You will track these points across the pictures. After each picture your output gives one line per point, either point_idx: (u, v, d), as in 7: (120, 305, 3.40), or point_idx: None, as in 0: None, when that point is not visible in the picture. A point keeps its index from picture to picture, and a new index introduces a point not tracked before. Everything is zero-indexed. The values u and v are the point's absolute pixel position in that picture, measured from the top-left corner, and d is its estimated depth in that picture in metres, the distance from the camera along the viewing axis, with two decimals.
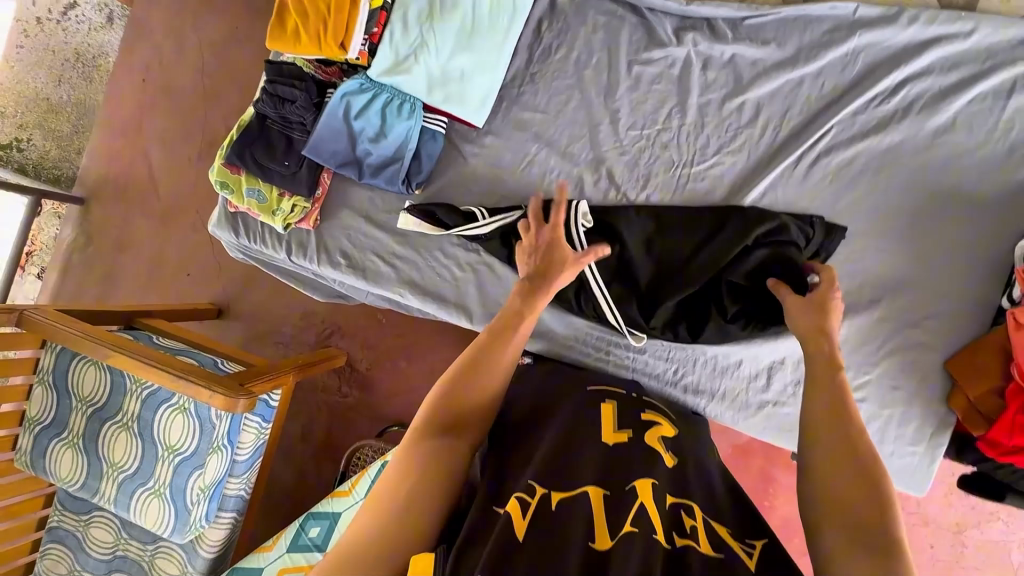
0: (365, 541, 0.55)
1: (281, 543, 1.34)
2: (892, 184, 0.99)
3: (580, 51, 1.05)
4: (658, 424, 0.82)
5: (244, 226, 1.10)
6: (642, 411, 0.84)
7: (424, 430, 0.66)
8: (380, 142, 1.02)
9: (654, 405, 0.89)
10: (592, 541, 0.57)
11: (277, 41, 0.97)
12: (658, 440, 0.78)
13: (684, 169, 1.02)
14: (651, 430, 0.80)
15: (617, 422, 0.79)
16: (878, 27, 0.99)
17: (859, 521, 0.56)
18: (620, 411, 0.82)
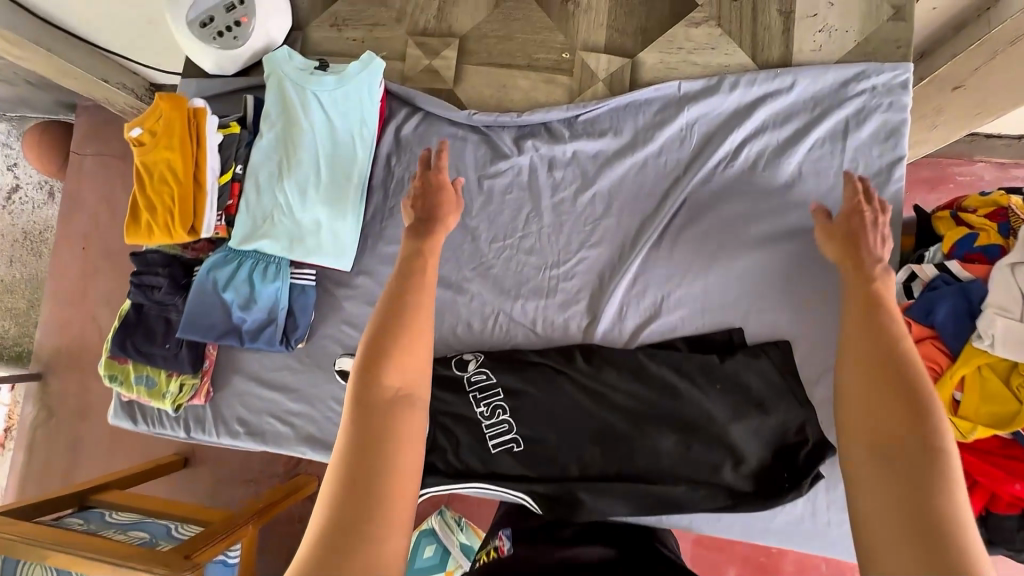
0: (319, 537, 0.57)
1: None
2: (757, 245, 0.98)
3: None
4: None
5: (140, 412, 1.09)
6: None
7: (373, 372, 0.66)
8: (251, 308, 1.03)
9: None
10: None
11: (134, 236, 1.00)
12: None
13: (550, 270, 1.03)
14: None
15: None
16: (703, 98, 1.01)
17: (873, 500, 0.56)
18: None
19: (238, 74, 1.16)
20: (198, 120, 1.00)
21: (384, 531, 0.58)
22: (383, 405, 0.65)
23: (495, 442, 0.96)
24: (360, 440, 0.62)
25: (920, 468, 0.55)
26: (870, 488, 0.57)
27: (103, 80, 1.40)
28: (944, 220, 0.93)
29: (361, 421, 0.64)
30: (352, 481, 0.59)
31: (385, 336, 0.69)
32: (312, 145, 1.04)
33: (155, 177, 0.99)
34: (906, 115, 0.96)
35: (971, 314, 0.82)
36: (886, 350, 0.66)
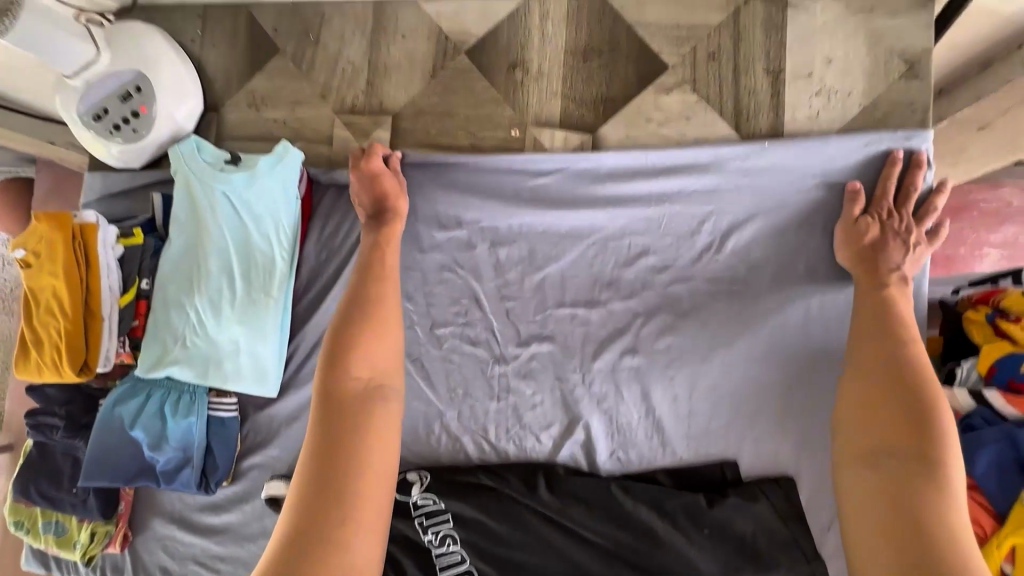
0: (282, 538, 0.57)
1: None
2: (751, 358, 0.81)
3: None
4: None
5: (53, 560, 0.96)
6: None
7: (337, 384, 0.68)
8: (162, 449, 0.89)
9: None
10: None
11: (24, 372, 0.87)
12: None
13: (496, 368, 0.87)
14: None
15: None
16: (679, 175, 0.84)
17: (868, 477, 0.62)
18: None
19: (146, 164, 1.01)
20: (85, 238, 0.86)
21: (351, 536, 0.59)
22: (356, 398, 0.68)
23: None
24: (327, 441, 0.64)
25: (905, 486, 0.58)
26: (861, 478, 0.63)
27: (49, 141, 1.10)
28: (980, 326, 0.75)
29: (325, 415, 0.67)
30: (319, 476, 0.61)
31: (357, 332, 0.73)
32: (224, 253, 0.89)
33: (42, 306, 0.85)
34: (927, 194, 0.79)
35: (1021, 469, 0.65)
36: (898, 370, 0.66)
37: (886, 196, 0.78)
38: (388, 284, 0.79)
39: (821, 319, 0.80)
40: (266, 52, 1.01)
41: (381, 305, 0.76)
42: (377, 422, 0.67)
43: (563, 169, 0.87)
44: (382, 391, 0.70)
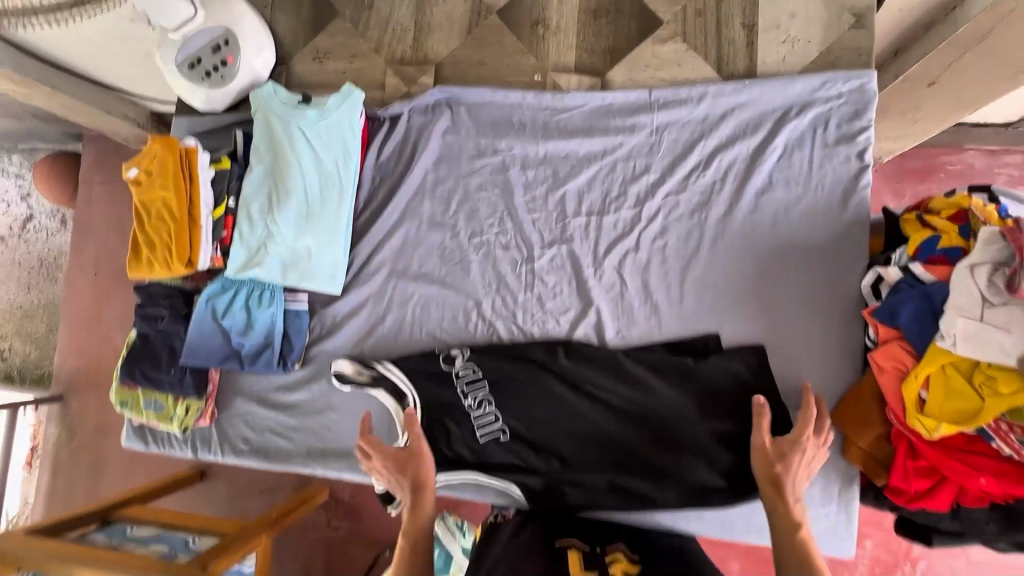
0: None
1: None
2: (732, 251, 1.00)
3: (416, 201, 1.12)
4: None
5: (151, 434, 1.15)
6: None
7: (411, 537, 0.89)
8: (249, 333, 1.09)
9: None
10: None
11: (136, 270, 1.06)
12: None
13: (526, 265, 1.06)
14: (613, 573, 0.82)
15: None
16: (673, 107, 1.04)
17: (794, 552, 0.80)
18: (585, 557, 0.86)
19: (226, 109, 1.20)
20: (189, 159, 1.05)
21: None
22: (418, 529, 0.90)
23: (482, 432, 1.01)
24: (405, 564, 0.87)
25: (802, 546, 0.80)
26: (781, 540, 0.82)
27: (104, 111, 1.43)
28: (912, 223, 0.95)
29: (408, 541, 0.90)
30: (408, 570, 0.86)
31: (412, 484, 0.94)
32: (300, 176, 1.09)
33: (153, 215, 1.05)
34: (870, 120, 0.98)
35: (935, 315, 0.85)
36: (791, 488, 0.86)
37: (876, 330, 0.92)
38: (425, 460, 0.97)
39: (788, 222, 0.99)
40: (328, 17, 1.21)
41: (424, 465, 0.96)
42: (420, 465, 0.96)
43: (581, 105, 1.08)
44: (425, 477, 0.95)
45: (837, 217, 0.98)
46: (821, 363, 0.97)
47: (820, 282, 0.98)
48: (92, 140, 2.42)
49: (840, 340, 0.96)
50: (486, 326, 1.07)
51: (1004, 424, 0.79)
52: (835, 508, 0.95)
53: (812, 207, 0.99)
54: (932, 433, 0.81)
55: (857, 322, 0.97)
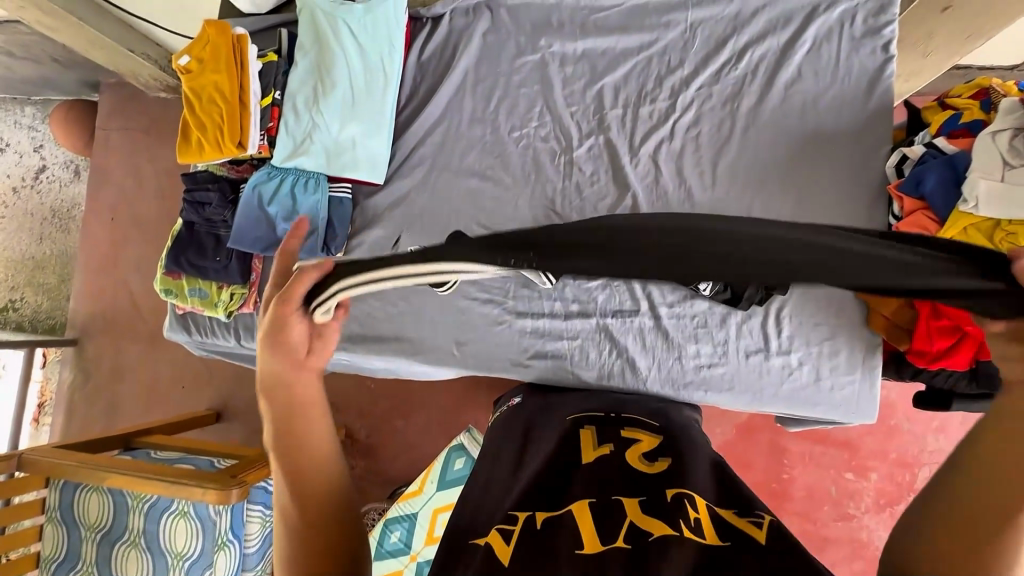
0: None
1: (428, 485, 1.42)
2: (762, 138, 1.06)
3: (456, 100, 1.17)
4: (638, 440, 0.81)
5: (193, 323, 1.19)
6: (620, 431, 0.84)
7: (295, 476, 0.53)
8: (294, 219, 1.12)
9: (636, 422, 0.88)
10: (579, 547, 0.56)
11: (187, 154, 1.10)
12: (638, 457, 0.75)
13: (564, 155, 1.11)
14: (631, 447, 0.79)
15: (598, 440, 0.80)
16: (706, 5, 1.09)
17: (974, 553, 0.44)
18: (599, 433, 0.83)
19: (270, 13, 1.24)
20: (240, 46, 1.09)
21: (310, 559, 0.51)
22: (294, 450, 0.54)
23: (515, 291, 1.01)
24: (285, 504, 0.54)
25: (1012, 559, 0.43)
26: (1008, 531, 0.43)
27: (131, 50, 1.59)
28: (932, 109, 1.00)
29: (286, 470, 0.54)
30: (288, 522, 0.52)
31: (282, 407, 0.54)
32: (345, 67, 1.12)
33: (204, 99, 1.08)
34: (895, 14, 1.03)
35: (957, 182, 0.89)
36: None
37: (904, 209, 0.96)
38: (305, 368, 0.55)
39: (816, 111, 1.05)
40: None
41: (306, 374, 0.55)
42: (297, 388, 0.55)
43: (618, 6, 1.12)
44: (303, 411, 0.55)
45: (862, 107, 1.03)
46: None
47: (845, 167, 1.04)
48: (109, 87, 2.42)
49: (865, 219, 1.02)
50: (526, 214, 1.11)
51: None
52: (860, 377, 1.01)
53: (838, 98, 1.04)
54: None
55: (881, 203, 1.02)
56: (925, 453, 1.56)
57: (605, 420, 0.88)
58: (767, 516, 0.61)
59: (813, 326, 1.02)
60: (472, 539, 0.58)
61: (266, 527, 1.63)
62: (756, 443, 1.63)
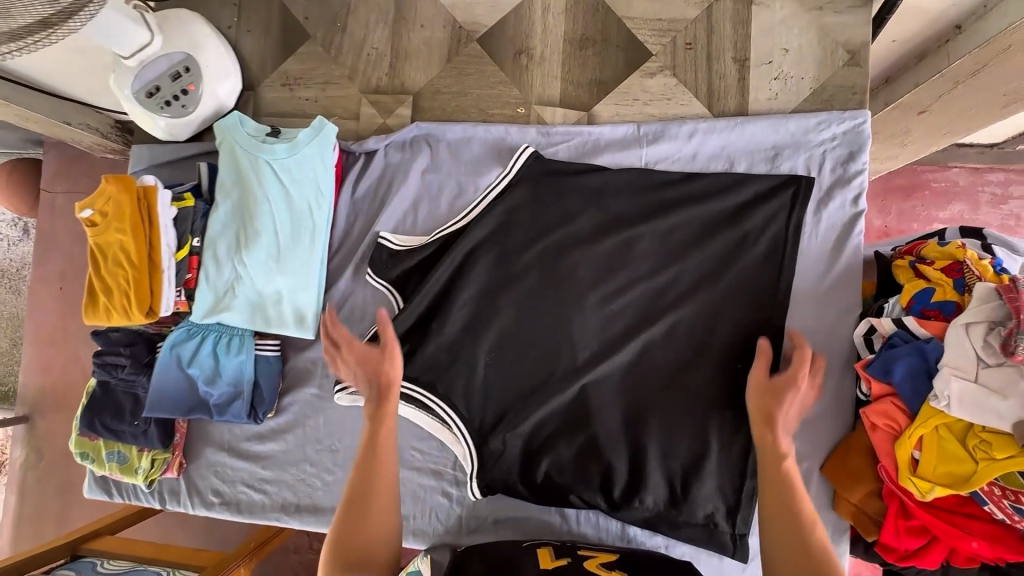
0: (347, 533, 0.79)
1: None
2: (725, 335, 0.96)
3: (383, 276, 1.04)
4: (594, 556, 0.88)
5: (115, 485, 1.09)
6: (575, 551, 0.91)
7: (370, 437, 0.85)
8: (216, 383, 1.02)
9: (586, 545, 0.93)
10: None
11: (91, 316, 1.00)
12: (597, 565, 0.85)
13: (506, 351, 1.00)
14: (588, 559, 0.87)
15: (553, 554, 0.87)
16: (663, 141, 1.01)
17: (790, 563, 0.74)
18: (555, 550, 0.90)
19: (189, 139, 1.14)
20: (148, 198, 0.98)
21: (371, 527, 0.80)
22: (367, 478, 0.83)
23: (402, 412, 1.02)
24: (352, 495, 0.82)
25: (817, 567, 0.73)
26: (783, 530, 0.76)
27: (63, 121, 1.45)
28: (904, 270, 0.93)
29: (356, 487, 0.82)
30: (354, 499, 0.81)
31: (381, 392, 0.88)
32: (269, 215, 1.02)
33: (109, 259, 0.98)
34: (865, 162, 0.95)
35: (929, 374, 0.82)
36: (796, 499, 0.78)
37: (837, 227, 0.95)
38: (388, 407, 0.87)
39: (785, 283, 0.95)
40: (298, 39, 1.14)
41: (388, 405, 0.87)
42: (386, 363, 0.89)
43: (568, 139, 1.03)
44: (376, 472, 0.83)
45: (827, 267, 0.96)
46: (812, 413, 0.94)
47: (811, 332, 0.96)
48: (54, 148, 2.32)
49: (835, 387, 0.94)
50: (460, 444, 0.99)
51: (998, 488, 0.77)
52: None
53: (806, 252, 0.96)
54: (924, 496, 0.80)
55: (851, 369, 0.94)
56: None
57: (560, 546, 0.92)
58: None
59: None
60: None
61: None
62: None
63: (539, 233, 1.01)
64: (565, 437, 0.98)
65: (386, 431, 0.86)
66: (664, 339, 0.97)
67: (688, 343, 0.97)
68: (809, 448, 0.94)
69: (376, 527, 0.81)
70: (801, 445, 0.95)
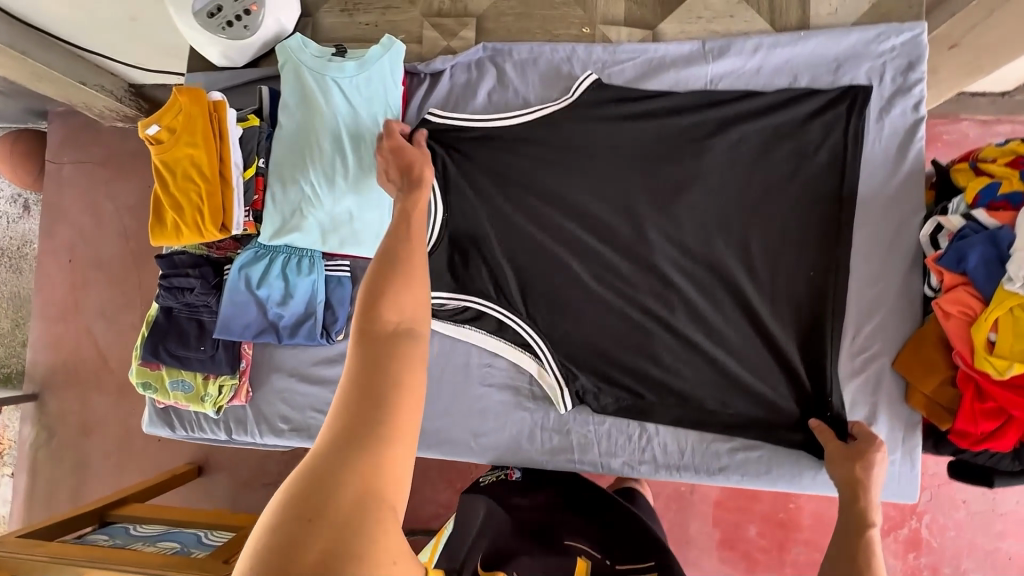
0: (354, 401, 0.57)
1: None
2: (796, 239, 0.99)
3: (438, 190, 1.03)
4: None
5: (177, 418, 1.08)
6: (615, 572, 0.78)
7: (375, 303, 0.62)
8: (288, 303, 1.01)
9: (638, 558, 0.79)
10: None
11: (161, 236, 0.98)
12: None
13: (581, 264, 1.01)
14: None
15: None
16: (728, 57, 1.03)
17: None
18: (595, 570, 0.78)
19: (246, 65, 1.12)
20: (218, 114, 0.97)
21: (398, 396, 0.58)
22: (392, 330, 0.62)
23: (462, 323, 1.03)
24: (365, 360, 0.60)
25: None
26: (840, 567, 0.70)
27: (81, 82, 1.43)
28: (964, 172, 0.96)
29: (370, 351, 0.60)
30: (368, 360, 0.59)
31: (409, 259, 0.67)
32: (339, 134, 1.02)
33: (179, 175, 0.96)
34: (924, 71, 0.99)
35: (1002, 260, 0.85)
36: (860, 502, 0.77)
37: (898, 135, 0.99)
38: (404, 288, 0.64)
39: (849, 190, 0.98)
40: None
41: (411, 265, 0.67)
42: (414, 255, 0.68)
43: (633, 58, 1.05)
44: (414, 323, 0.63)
45: (892, 172, 0.99)
46: (880, 314, 0.98)
47: (879, 235, 0.99)
48: (59, 117, 2.11)
49: (903, 287, 0.98)
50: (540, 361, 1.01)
51: None
52: (901, 458, 0.97)
53: (871, 159, 1.00)
54: (1003, 374, 0.82)
55: (917, 270, 0.98)
56: (925, 480, 1.56)
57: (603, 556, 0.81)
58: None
59: (854, 406, 0.97)
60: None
61: None
62: None
63: (613, 146, 1.02)
64: (641, 345, 1.00)
65: (410, 298, 0.64)
66: (737, 247, 0.99)
67: (760, 250, 0.99)
68: (879, 347, 0.98)
69: (404, 348, 0.61)
70: (871, 344, 0.98)
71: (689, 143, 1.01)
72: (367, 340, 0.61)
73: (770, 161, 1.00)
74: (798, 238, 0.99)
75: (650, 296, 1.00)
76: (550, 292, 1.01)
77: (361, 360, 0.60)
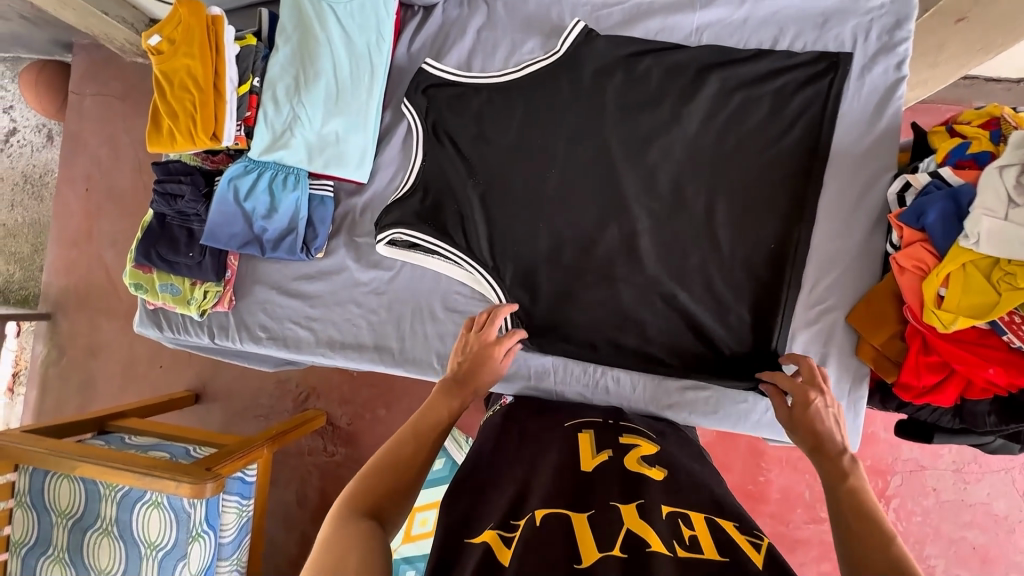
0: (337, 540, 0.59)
1: None
2: (766, 189, 1.00)
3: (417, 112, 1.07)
4: (636, 445, 0.83)
5: (165, 319, 1.15)
6: (618, 436, 0.86)
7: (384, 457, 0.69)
8: (273, 217, 1.07)
9: (632, 429, 0.90)
10: (578, 559, 0.57)
11: (157, 143, 1.04)
12: (637, 460, 0.78)
13: (554, 201, 1.04)
14: (629, 451, 0.81)
15: (595, 446, 0.82)
16: (715, 6, 1.05)
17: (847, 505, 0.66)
18: (597, 437, 0.85)
19: None
20: (215, 28, 1.01)
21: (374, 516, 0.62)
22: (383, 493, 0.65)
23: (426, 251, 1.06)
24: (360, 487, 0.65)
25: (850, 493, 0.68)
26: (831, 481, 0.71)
27: (102, 12, 1.48)
28: (940, 134, 0.96)
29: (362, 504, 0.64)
30: (360, 492, 0.64)
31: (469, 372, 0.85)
32: (329, 56, 1.05)
33: (176, 84, 1.01)
34: (910, 31, 0.99)
35: (960, 216, 0.86)
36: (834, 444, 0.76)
37: (877, 93, 1.00)
38: (411, 456, 0.70)
39: (821, 146, 0.99)
40: None
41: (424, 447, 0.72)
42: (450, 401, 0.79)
43: (621, 3, 1.08)
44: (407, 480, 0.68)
45: (866, 130, 1.00)
46: (839, 269, 1.00)
47: (845, 192, 1.01)
48: (83, 49, 2.14)
49: (865, 244, 1.00)
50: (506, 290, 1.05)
51: (1017, 318, 0.81)
52: (845, 408, 1.00)
53: (848, 116, 1.01)
54: (947, 328, 0.84)
55: (881, 228, 1.00)
56: (897, 461, 1.54)
57: (604, 426, 0.90)
58: (765, 537, 0.63)
59: (804, 355, 1.01)
60: (466, 538, 0.63)
61: (243, 517, 1.59)
62: (737, 444, 1.59)
63: (595, 87, 1.04)
64: (604, 282, 1.03)
65: (404, 462, 0.69)
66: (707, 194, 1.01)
67: (730, 198, 1.00)
68: (835, 301, 1.00)
69: (396, 472, 0.68)
70: (827, 298, 1.01)
71: (670, 87, 1.02)
72: (356, 503, 0.63)
73: (749, 111, 1.00)
74: (769, 188, 1.00)
75: (618, 235, 1.03)
76: (523, 225, 1.05)
77: (346, 507, 0.63)
